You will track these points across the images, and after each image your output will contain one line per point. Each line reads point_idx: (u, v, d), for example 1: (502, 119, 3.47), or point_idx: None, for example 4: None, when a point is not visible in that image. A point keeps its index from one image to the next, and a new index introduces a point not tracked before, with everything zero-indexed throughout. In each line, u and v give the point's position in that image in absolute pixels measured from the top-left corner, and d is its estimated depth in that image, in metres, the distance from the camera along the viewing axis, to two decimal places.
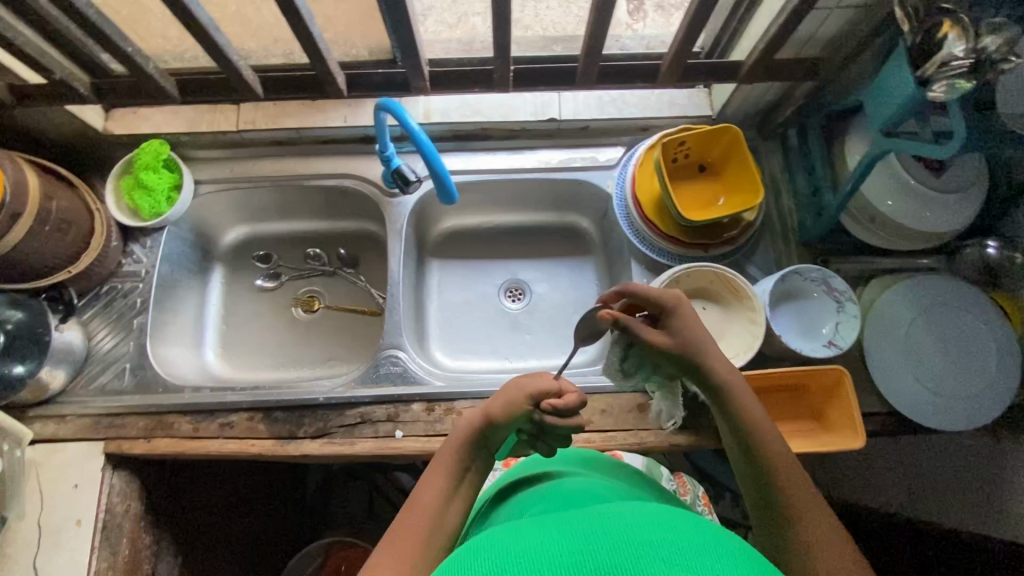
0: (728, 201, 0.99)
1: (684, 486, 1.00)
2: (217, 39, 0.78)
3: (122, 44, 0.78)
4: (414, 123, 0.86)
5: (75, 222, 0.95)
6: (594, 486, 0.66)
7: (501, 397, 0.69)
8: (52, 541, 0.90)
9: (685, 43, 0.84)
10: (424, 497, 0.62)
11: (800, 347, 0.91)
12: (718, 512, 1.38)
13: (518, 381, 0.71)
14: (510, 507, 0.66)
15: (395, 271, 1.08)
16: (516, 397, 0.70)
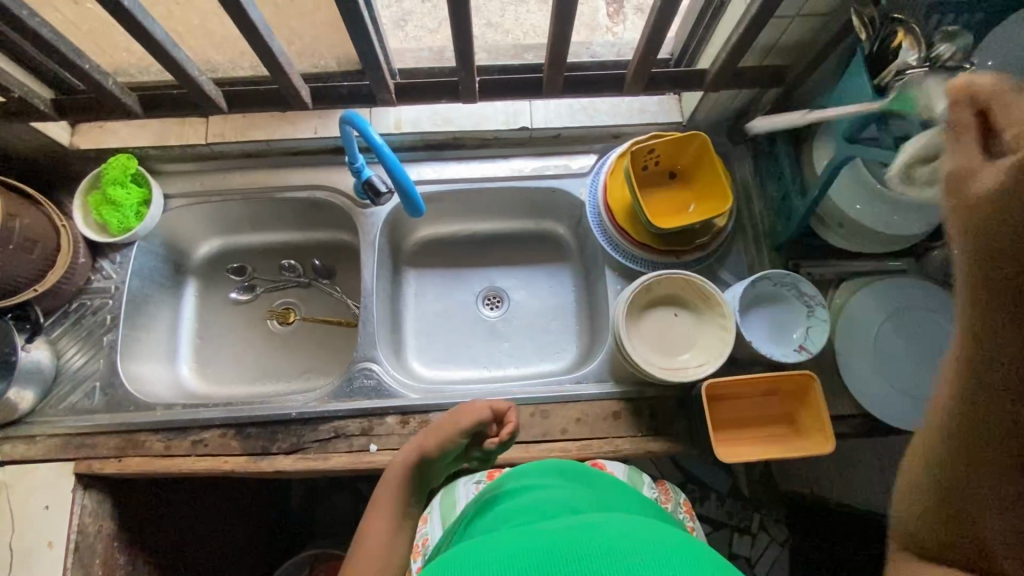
0: (699, 208, 1.00)
1: (666, 493, 0.95)
2: (175, 55, 0.77)
3: (79, 61, 0.77)
4: (376, 134, 0.85)
5: (39, 240, 0.94)
6: (577, 500, 0.66)
7: (434, 432, 0.82)
8: (22, 565, 0.89)
9: (649, 53, 0.84)
10: (372, 536, 0.70)
11: (772, 353, 0.91)
12: (701, 513, 1.39)
13: (451, 419, 0.83)
14: (487, 522, 0.68)
15: (369, 282, 1.07)
16: (447, 430, 0.82)
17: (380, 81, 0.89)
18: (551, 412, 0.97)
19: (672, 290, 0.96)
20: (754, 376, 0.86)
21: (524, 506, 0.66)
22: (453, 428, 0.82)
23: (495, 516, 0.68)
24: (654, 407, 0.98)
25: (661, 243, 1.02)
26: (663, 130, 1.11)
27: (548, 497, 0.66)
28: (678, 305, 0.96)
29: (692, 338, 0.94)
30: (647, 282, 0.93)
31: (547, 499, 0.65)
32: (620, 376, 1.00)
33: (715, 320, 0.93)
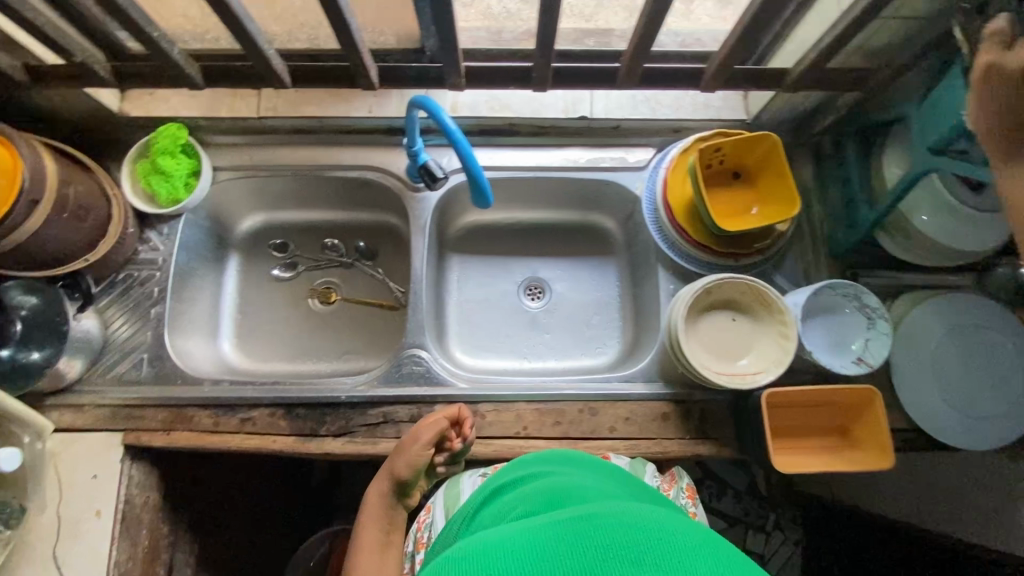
0: (762, 211, 0.97)
1: (670, 481, 0.91)
2: (247, 26, 0.74)
3: (149, 29, 0.74)
4: (449, 119, 0.82)
5: (93, 209, 0.92)
6: (585, 486, 0.66)
7: (402, 458, 0.85)
8: (72, 532, 0.90)
9: (735, 47, 0.80)
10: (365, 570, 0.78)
11: (831, 363, 0.90)
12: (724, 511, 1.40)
13: (410, 441, 0.86)
14: (499, 510, 0.68)
15: (418, 268, 1.06)
16: (411, 455, 0.85)
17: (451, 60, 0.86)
18: (600, 410, 0.97)
19: (731, 294, 0.94)
20: (812, 388, 0.86)
21: (538, 493, 0.65)
22: (416, 452, 0.86)
23: (505, 504, 0.68)
24: (703, 411, 0.97)
25: (720, 244, 1.00)
26: (727, 127, 1.08)
27: (557, 482, 0.67)
28: (736, 310, 0.94)
29: (749, 344, 0.93)
30: (708, 285, 0.92)
31: (556, 486, 0.66)
32: (670, 378, 1.00)
33: (774, 328, 0.91)
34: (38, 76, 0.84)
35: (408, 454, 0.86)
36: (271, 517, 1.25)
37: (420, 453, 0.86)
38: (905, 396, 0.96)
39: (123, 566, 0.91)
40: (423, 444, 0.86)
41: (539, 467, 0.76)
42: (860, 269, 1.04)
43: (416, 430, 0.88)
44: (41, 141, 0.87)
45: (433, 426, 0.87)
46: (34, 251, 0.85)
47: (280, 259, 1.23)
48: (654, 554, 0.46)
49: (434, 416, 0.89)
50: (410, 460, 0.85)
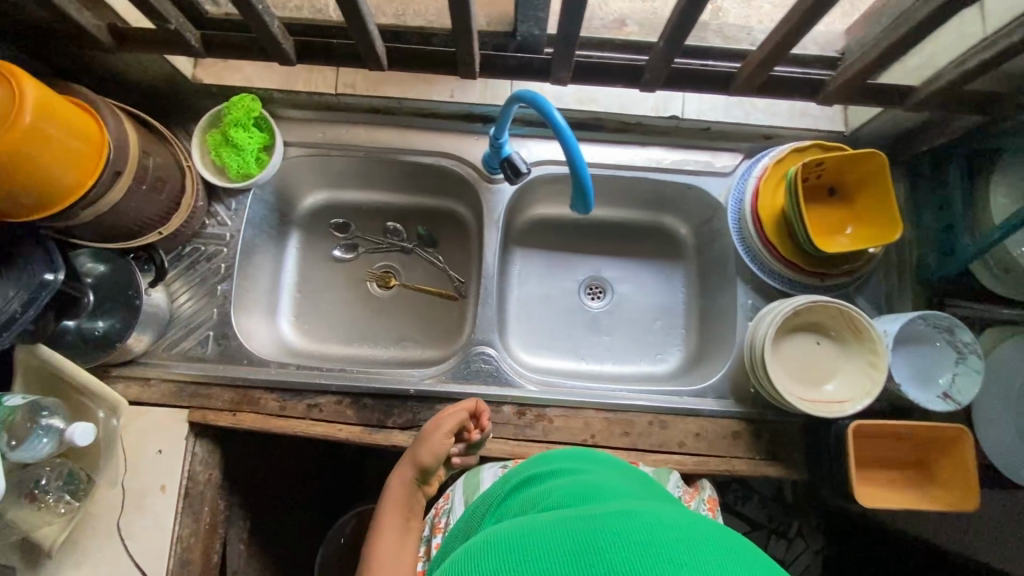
0: (856, 232, 0.93)
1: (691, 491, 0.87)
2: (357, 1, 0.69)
3: (255, 1, 0.70)
4: (556, 113, 0.80)
5: (168, 181, 0.89)
6: (610, 485, 0.63)
7: (426, 448, 0.83)
8: (136, 504, 0.90)
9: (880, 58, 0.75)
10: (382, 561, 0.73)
11: (916, 397, 0.87)
12: None
13: (430, 429, 0.84)
14: (521, 507, 0.65)
15: (489, 262, 1.03)
16: (434, 444, 0.83)
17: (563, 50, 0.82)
18: (670, 423, 0.95)
19: (817, 317, 0.91)
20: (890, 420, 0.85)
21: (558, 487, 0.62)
22: (438, 441, 0.84)
23: (526, 499, 0.65)
24: (773, 431, 0.96)
25: (808, 262, 0.96)
26: (822, 139, 1.03)
27: (582, 477, 0.64)
28: (822, 333, 0.92)
29: (833, 370, 0.90)
30: (797, 306, 0.89)
31: (579, 480, 0.63)
32: (742, 395, 0.98)
33: (860, 355, 0.89)
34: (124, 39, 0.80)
35: (429, 444, 0.83)
36: (315, 496, 1.26)
37: (441, 441, 0.84)
38: (984, 433, 0.94)
39: (186, 542, 0.91)
40: (446, 434, 0.84)
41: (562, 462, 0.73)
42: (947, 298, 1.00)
43: (437, 419, 0.85)
44: (120, 107, 0.84)
45: (453, 416, 0.85)
46: (112, 222, 0.82)
47: (340, 239, 1.21)
48: (673, 552, 0.43)
49: (455, 407, 0.87)
50: (432, 449, 0.83)
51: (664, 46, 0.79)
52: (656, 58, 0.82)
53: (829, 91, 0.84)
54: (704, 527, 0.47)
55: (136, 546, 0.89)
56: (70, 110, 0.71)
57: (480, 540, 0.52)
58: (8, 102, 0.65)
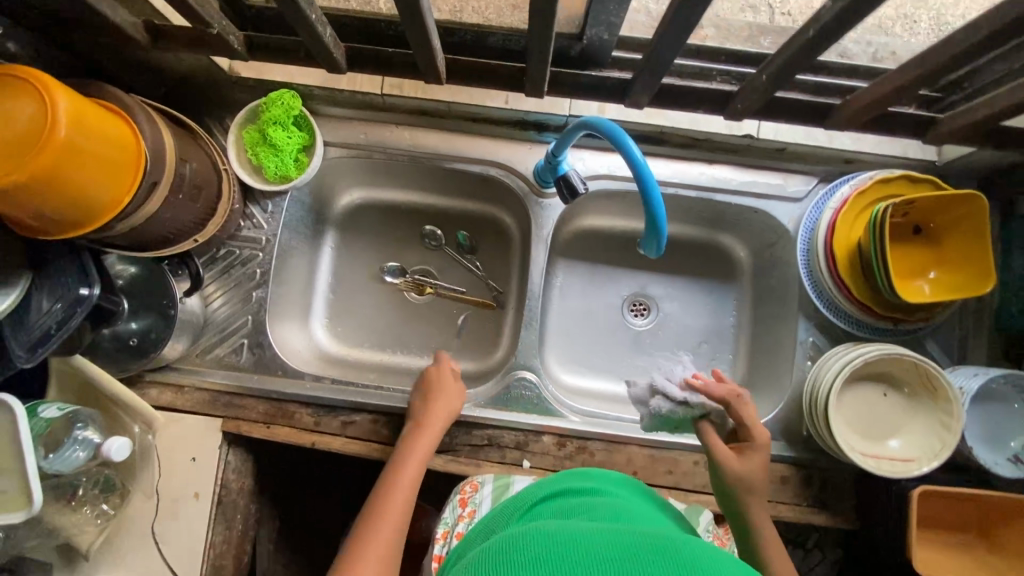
0: (940, 278, 0.86)
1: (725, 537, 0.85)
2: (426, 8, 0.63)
3: (307, 10, 0.64)
4: (634, 147, 0.70)
5: (204, 187, 0.84)
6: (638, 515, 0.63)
7: (437, 405, 0.86)
8: (170, 510, 0.89)
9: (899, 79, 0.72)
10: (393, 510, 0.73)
11: (986, 459, 0.82)
12: None
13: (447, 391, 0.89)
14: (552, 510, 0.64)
15: (534, 284, 0.97)
16: (438, 396, 0.87)
17: (651, 72, 0.76)
18: None
19: (887, 368, 0.85)
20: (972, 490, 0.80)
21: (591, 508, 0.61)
22: (446, 395, 0.88)
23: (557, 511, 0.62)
24: (823, 479, 0.92)
25: (883, 305, 0.89)
26: (910, 168, 0.93)
27: (611, 502, 0.63)
28: (889, 385, 0.86)
29: (898, 425, 0.85)
30: (867, 356, 0.83)
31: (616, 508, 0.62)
32: (794, 438, 0.94)
33: (932, 415, 0.83)
34: (160, 35, 0.73)
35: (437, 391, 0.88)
36: None
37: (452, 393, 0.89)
38: None
39: (219, 549, 0.91)
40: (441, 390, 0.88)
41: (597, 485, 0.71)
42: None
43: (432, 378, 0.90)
44: (148, 106, 0.78)
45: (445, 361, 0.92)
46: (146, 233, 0.79)
47: (388, 264, 1.16)
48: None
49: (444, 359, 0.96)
50: (444, 403, 0.87)
51: (765, 78, 0.76)
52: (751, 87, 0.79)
53: None
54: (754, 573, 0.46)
55: (171, 551, 0.89)
56: (103, 121, 0.66)
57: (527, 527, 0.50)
58: (38, 118, 0.60)
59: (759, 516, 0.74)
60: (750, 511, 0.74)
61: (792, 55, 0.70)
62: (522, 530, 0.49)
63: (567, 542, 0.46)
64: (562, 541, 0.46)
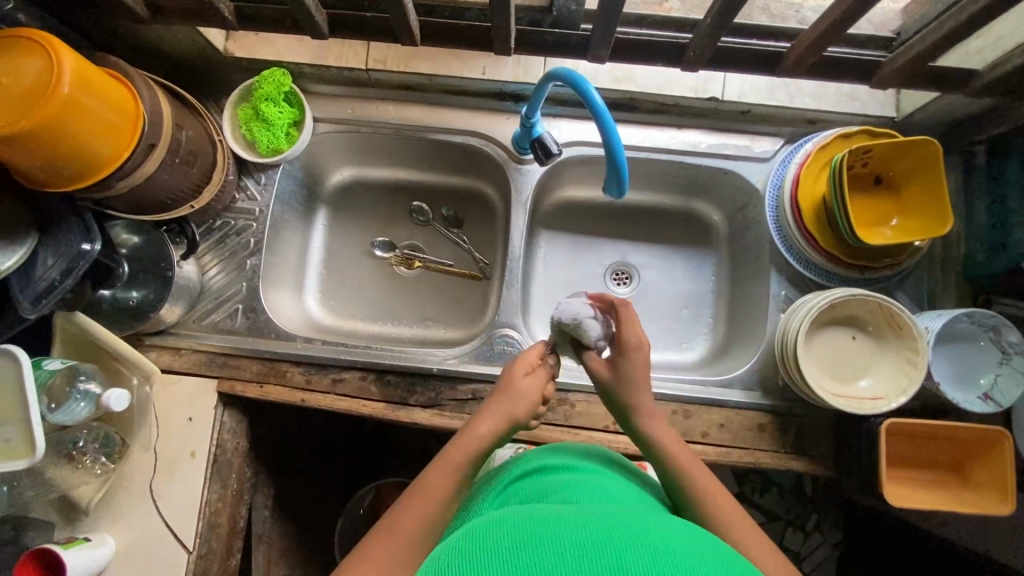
0: (902, 224, 0.89)
1: None
2: None
3: None
4: (596, 96, 0.76)
5: (200, 155, 0.90)
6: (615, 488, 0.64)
7: (510, 396, 0.74)
8: (167, 469, 0.93)
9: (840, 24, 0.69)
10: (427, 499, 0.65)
11: (956, 396, 0.84)
12: (766, 510, 1.35)
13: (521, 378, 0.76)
14: (529, 490, 0.65)
15: (515, 246, 1.02)
16: (519, 386, 0.75)
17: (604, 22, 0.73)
18: (694, 413, 0.94)
19: (855, 311, 0.88)
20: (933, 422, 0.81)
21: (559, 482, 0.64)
22: (523, 388, 0.75)
23: (529, 488, 0.66)
24: (801, 426, 0.93)
25: (848, 254, 0.93)
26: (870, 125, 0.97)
27: (591, 480, 0.64)
28: (857, 328, 0.89)
29: (868, 365, 0.88)
30: (834, 299, 0.86)
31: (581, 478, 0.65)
32: (772, 389, 0.95)
33: (899, 353, 0.85)
34: (157, 8, 0.79)
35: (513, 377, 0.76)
36: (331, 465, 1.28)
37: (532, 387, 0.76)
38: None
39: (215, 506, 0.94)
40: (520, 379, 0.76)
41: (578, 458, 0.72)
42: (994, 295, 0.95)
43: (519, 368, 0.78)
44: (152, 80, 0.84)
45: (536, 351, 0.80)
46: (146, 195, 0.84)
47: (378, 238, 1.20)
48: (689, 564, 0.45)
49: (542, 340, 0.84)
50: (521, 397, 0.74)
51: (711, 22, 0.71)
52: (703, 37, 0.74)
53: (883, 74, 0.78)
54: (701, 540, 0.50)
55: (167, 509, 0.92)
56: (108, 83, 0.72)
57: (489, 520, 0.53)
58: (47, 74, 0.66)
59: (661, 435, 0.75)
60: (636, 402, 0.77)
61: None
62: (494, 521, 0.51)
63: (525, 531, 0.48)
64: (518, 531, 0.49)
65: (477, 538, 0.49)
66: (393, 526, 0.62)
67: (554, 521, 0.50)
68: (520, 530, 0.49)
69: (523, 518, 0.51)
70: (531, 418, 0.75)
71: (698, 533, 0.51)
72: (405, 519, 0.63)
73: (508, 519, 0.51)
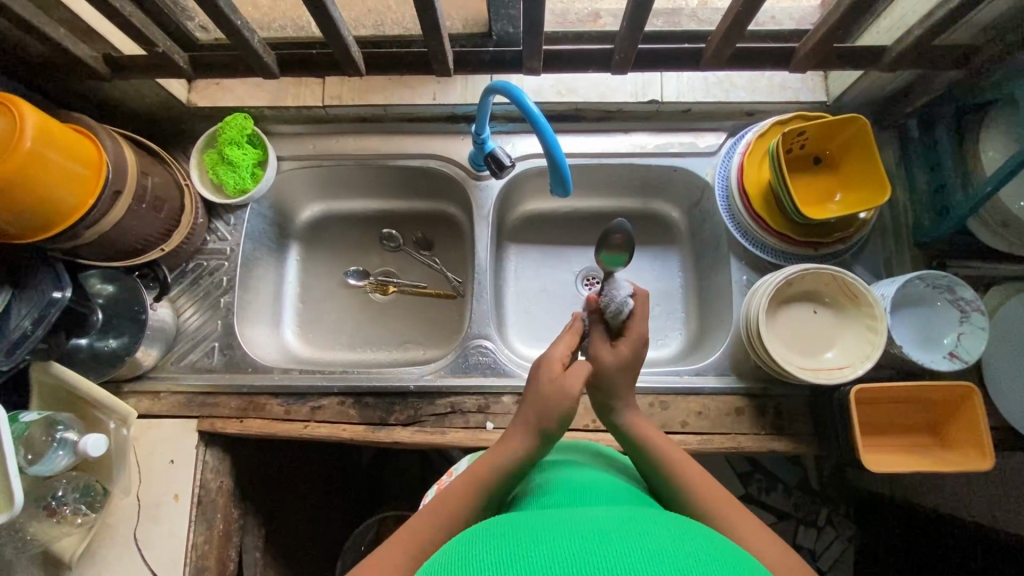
0: (846, 199, 0.93)
1: None
2: (333, 12, 0.74)
3: (232, 17, 0.74)
4: (531, 103, 0.80)
5: (168, 200, 0.94)
6: (621, 489, 0.62)
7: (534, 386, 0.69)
8: (151, 514, 0.92)
9: (738, 22, 0.75)
10: (459, 489, 0.63)
11: (921, 358, 0.85)
12: (772, 506, 1.32)
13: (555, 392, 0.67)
14: (536, 491, 0.63)
15: (481, 256, 1.06)
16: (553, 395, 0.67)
17: (531, 36, 0.78)
18: (671, 404, 0.94)
19: (814, 285, 0.91)
20: (899, 383, 0.82)
21: (559, 485, 0.62)
22: (558, 399, 0.66)
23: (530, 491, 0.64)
24: (778, 406, 0.94)
25: (801, 233, 0.96)
26: (804, 110, 1.02)
27: (592, 481, 0.62)
28: (817, 302, 0.92)
29: (832, 338, 0.90)
30: (788, 276, 0.88)
31: (581, 479, 0.63)
32: (744, 371, 0.96)
33: (860, 322, 0.88)
34: (117, 66, 0.85)
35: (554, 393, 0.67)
36: (323, 505, 1.26)
37: (567, 398, 0.67)
38: (999, 397, 0.89)
39: (201, 549, 0.92)
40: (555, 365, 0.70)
41: (581, 461, 0.71)
42: (948, 258, 0.97)
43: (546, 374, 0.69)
44: (117, 133, 0.89)
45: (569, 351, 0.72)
46: (114, 241, 0.87)
47: (351, 268, 1.20)
48: (676, 556, 0.42)
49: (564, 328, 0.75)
50: (552, 406, 0.66)
51: (626, 28, 0.76)
52: (623, 42, 0.79)
53: (797, 58, 0.83)
54: (695, 536, 0.46)
55: (154, 556, 0.90)
56: (71, 136, 0.76)
57: (479, 528, 0.50)
58: (11, 130, 0.71)
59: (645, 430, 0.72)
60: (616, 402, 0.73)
61: (632, 9, 0.72)
62: (481, 528, 0.49)
63: (509, 542, 0.45)
64: (505, 540, 0.46)
65: (456, 549, 0.47)
66: (417, 523, 0.60)
67: (544, 528, 0.47)
68: (508, 540, 0.46)
69: (509, 529, 0.48)
70: (563, 429, 0.67)
71: (693, 529, 0.48)
72: (434, 513, 0.61)
73: (490, 529, 0.49)
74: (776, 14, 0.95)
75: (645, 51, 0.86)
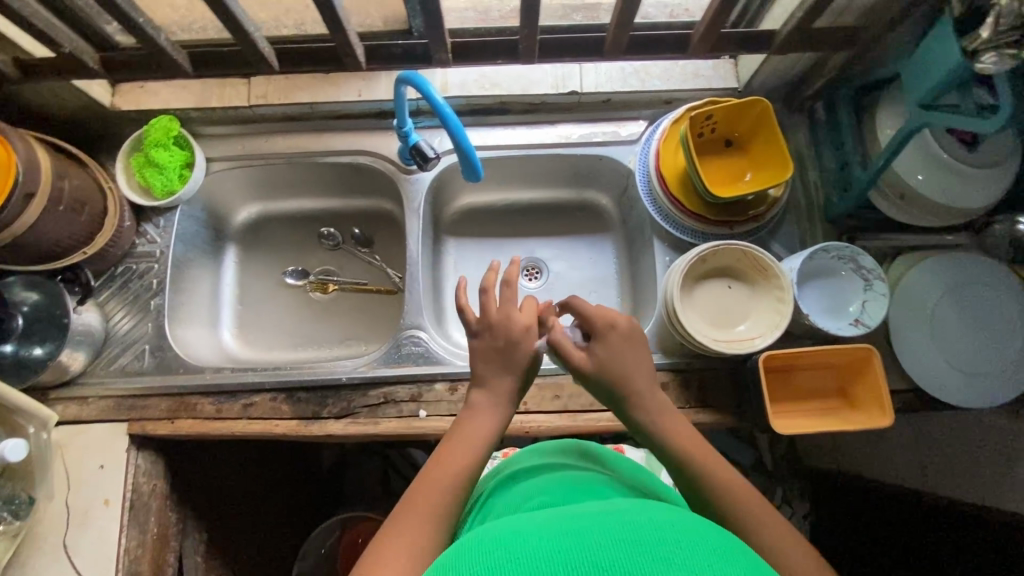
0: (755, 177, 0.97)
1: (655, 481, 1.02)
2: (233, 8, 0.75)
3: (133, 14, 0.75)
4: (438, 94, 0.82)
5: (89, 202, 0.94)
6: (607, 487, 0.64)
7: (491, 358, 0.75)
8: (80, 520, 0.91)
9: (626, 10, 0.79)
10: (433, 486, 0.63)
11: (828, 325, 0.89)
12: None
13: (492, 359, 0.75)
14: (522, 496, 0.64)
15: (413, 248, 1.07)
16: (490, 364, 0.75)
17: (434, 28, 0.81)
18: None
19: (727, 260, 0.95)
20: (832, 348, 0.86)
21: (547, 487, 0.63)
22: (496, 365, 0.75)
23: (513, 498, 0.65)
24: (702, 380, 0.97)
25: (716, 213, 1.00)
26: (716, 96, 1.07)
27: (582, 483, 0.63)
28: (731, 277, 0.96)
29: (746, 310, 0.94)
30: (702, 252, 0.91)
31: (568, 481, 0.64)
32: (669, 349, 0.99)
33: (771, 294, 0.91)
34: (28, 68, 0.85)
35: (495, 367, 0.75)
36: (274, 508, 1.24)
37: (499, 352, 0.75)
38: (907, 360, 0.93)
39: (133, 554, 0.91)
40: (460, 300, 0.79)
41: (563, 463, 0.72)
42: (857, 232, 1.01)
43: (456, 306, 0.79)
44: (32, 136, 0.89)
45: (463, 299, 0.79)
46: (31, 244, 0.87)
47: (290, 267, 1.21)
48: (658, 547, 0.43)
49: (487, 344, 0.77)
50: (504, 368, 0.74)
51: (525, 18, 0.79)
52: (524, 31, 0.82)
53: (693, 43, 0.88)
54: (674, 520, 0.48)
55: (83, 562, 0.89)
56: None
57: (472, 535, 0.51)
58: None
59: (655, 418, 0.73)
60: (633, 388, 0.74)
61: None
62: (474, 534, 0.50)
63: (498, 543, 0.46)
64: (492, 540, 0.47)
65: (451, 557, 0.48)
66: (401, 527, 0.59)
67: (530, 529, 0.48)
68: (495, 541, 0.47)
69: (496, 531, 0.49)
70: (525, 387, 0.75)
71: (670, 514, 0.49)
72: (417, 516, 0.60)
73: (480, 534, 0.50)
74: (688, 5, 0.99)
75: (552, 41, 0.89)
